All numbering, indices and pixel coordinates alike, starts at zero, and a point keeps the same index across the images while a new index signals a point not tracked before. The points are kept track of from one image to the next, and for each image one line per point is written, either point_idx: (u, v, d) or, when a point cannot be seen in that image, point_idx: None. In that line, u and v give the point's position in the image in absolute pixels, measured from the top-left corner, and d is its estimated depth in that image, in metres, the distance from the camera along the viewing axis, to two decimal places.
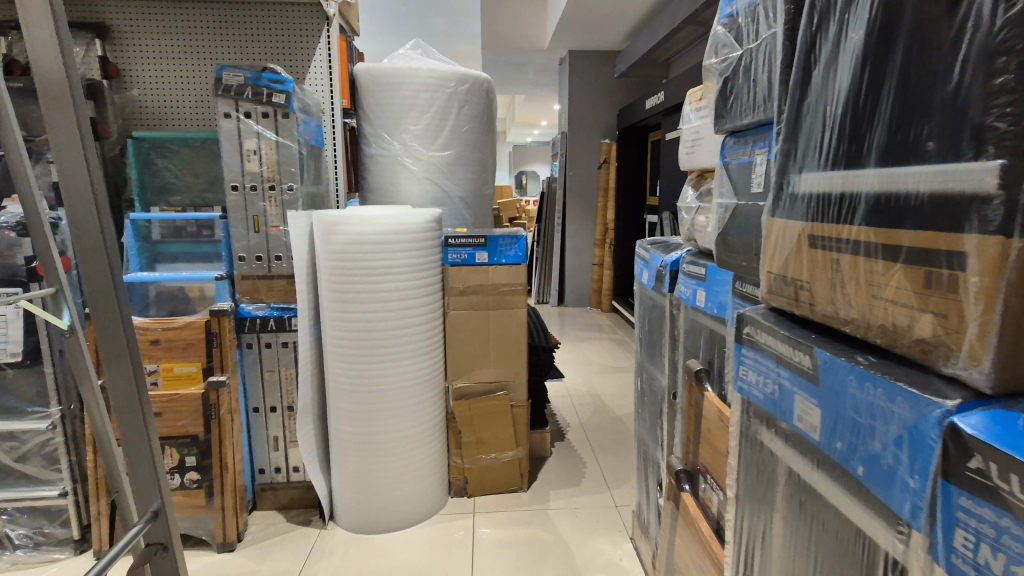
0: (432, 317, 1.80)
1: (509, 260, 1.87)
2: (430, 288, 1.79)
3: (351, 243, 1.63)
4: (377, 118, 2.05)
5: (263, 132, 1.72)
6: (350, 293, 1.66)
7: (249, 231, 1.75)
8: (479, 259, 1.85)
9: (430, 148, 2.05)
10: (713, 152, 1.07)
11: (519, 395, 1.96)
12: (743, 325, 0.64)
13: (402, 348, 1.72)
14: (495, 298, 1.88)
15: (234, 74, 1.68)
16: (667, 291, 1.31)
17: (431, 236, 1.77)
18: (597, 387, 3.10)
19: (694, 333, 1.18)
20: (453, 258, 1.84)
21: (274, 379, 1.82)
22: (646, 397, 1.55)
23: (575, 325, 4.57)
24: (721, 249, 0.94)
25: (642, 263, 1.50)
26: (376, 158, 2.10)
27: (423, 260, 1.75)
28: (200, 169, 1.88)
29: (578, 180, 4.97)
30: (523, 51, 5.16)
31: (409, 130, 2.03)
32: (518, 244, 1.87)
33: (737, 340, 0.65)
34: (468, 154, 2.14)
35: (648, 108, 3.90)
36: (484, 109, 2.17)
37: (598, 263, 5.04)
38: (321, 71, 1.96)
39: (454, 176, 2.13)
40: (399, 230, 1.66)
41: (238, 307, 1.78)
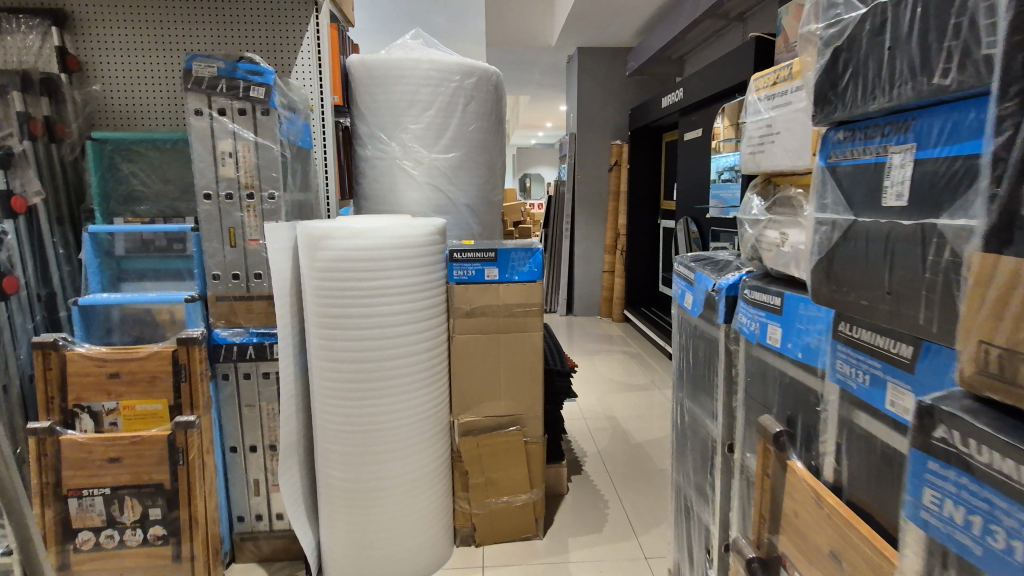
0: (435, 343, 1.56)
1: (522, 276, 1.64)
2: (433, 309, 1.55)
3: (342, 259, 1.40)
4: (373, 116, 1.82)
5: (240, 132, 1.49)
6: (340, 318, 1.43)
7: (224, 245, 1.52)
8: (489, 276, 1.62)
9: (432, 149, 1.82)
10: (795, 151, 0.84)
11: (535, 429, 1.72)
12: (936, 428, 0.45)
13: (401, 380, 1.48)
14: (506, 321, 1.65)
15: (205, 65, 1.45)
16: (721, 321, 1.08)
17: (433, 249, 1.53)
18: (614, 407, 2.85)
19: (764, 377, 0.94)
20: (459, 275, 1.61)
21: (254, 415, 1.59)
22: (688, 442, 1.31)
23: (585, 336, 4.33)
24: (819, 280, 0.70)
25: (684, 284, 1.27)
26: (371, 161, 1.87)
27: (425, 278, 1.51)
28: (172, 175, 1.64)
29: (588, 184, 4.74)
30: (529, 49, 4.94)
31: (409, 129, 1.80)
32: (533, 259, 1.64)
33: (919, 447, 0.47)
34: (475, 156, 1.91)
35: (665, 107, 3.66)
36: (493, 106, 1.94)
37: (609, 270, 4.79)
38: (310, 63, 1.74)
39: (460, 180, 1.90)
40: (396, 244, 1.43)
41: (212, 333, 1.55)
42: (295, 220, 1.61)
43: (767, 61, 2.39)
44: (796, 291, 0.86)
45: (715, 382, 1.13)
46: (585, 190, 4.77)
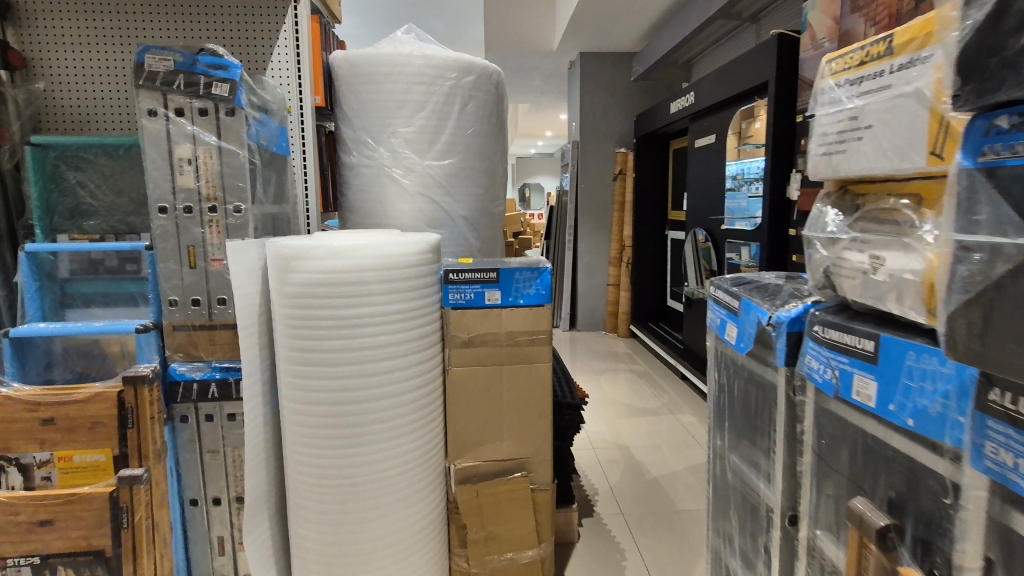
0: (428, 378, 1.35)
1: (528, 300, 1.42)
2: (426, 340, 1.34)
3: (318, 284, 1.19)
4: (359, 119, 1.62)
5: (200, 135, 1.28)
6: (316, 352, 1.22)
7: (182, 266, 1.31)
8: (490, 300, 1.41)
9: (425, 155, 1.62)
10: (896, 151, 0.64)
11: (543, 475, 1.49)
12: None
13: (387, 424, 1.27)
14: (510, 351, 1.43)
15: (160, 57, 1.25)
16: (778, 364, 0.87)
17: (425, 270, 1.32)
18: (624, 434, 2.64)
19: (847, 441, 0.73)
20: (455, 298, 1.40)
21: (218, 463, 1.37)
22: (730, 502, 1.10)
23: (589, 352, 4.12)
24: (959, 330, 0.49)
25: (723, 313, 1.07)
26: (357, 168, 1.66)
27: (416, 303, 1.30)
28: (126, 185, 1.44)
29: (591, 193, 4.56)
30: (529, 54, 4.77)
31: (399, 132, 1.60)
32: (540, 280, 1.42)
33: None
34: (473, 163, 1.71)
35: (674, 112, 3.48)
36: (493, 108, 1.74)
37: (613, 283, 4.59)
38: (286, 59, 1.55)
39: (457, 190, 1.69)
40: (381, 265, 1.22)
41: (168, 368, 1.34)
42: (266, 236, 1.41)
43: (790, 59, 2.20)
44: (898, 333, 0.65)
45: (770, 437, 0.91)
46: (588, 200, 4.58)
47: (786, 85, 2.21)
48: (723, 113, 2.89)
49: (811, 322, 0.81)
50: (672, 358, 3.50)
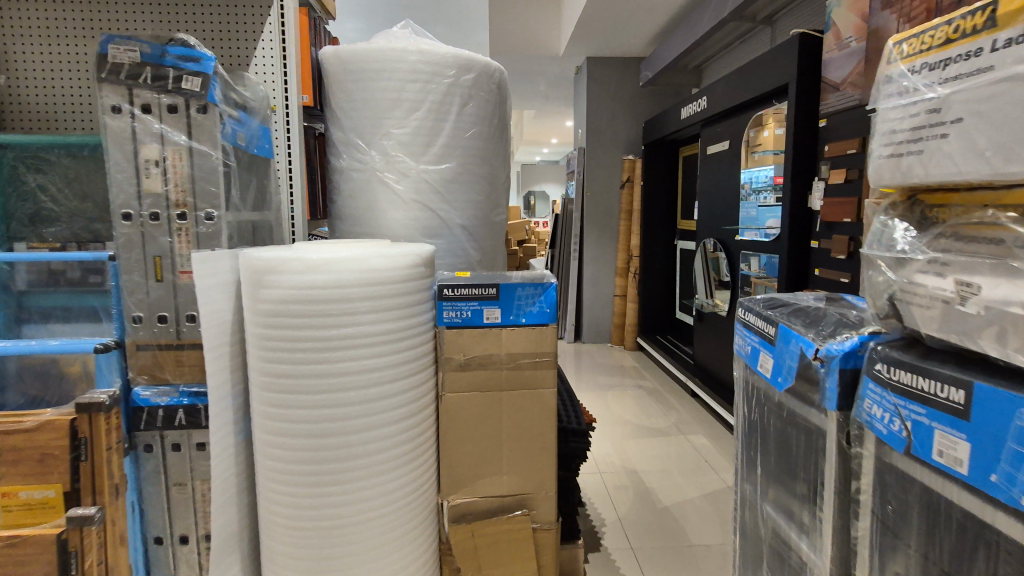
0: (418, 405, 1.22)
1: (531, 319, 1.29)
2: (416, 364, 1.20)
3: (293, 303, 1.06)
4: (349, 119, 1.50)
5: (169, 134, 1.16)
6: (291, 378, 1.08)
7: (148, 279, 1.19)
8: (489, 319, 1.28)
9: (420, 159, 1.49)
10: (993, 151, 0.50)
11: (546, 512, 1.34)
12: None
13: (371, 458, 1.14)
14: (510, 375, 1.29)
15: (124, 48, 1.12)
16: (828, 406, 0.73)
17: (417, 285, 1.19)
18: (633, 457, 2.49)
19: (923, 511, 0.59)
20: (449, 317, 1.27)
21: (185, 497, 1.24)
22: (762, 559, 0.95)
23: (595, 366, 3.97)
24: None
25: (754, 340, 0.94)
26: (347, 173, 1.53)
27: (405, 322, 1.16)
28: (90, 189, 1.31)
29: (597, 201, 4.44)
30: (533, 59, 4.66)
31: (392, 134, 1.47)
32: (544, 297, 1.29)
33: None
34: (472, 168, 1.58)
35: (685, 118, 3.35)
36: (494, 109, 1.62)
37: (620, 294, 4.45)
38: (271, 54, 1.43)
39: (455, 197, 1.56)
40: (365, 280, 1.08)
41: (131, 393, 1.21)
42: (241, 246, 1.28)
43: (812, 60, 2.07)
44: (997, 381, 0.52)
45: (816, 492, 0.77)
46: (594, 208, 4.45)
47: (807, 87, 2.08)
48: (737, 119, 2.76)
49: (871, 359, 0.67)
50: (682, 374, 3.35)
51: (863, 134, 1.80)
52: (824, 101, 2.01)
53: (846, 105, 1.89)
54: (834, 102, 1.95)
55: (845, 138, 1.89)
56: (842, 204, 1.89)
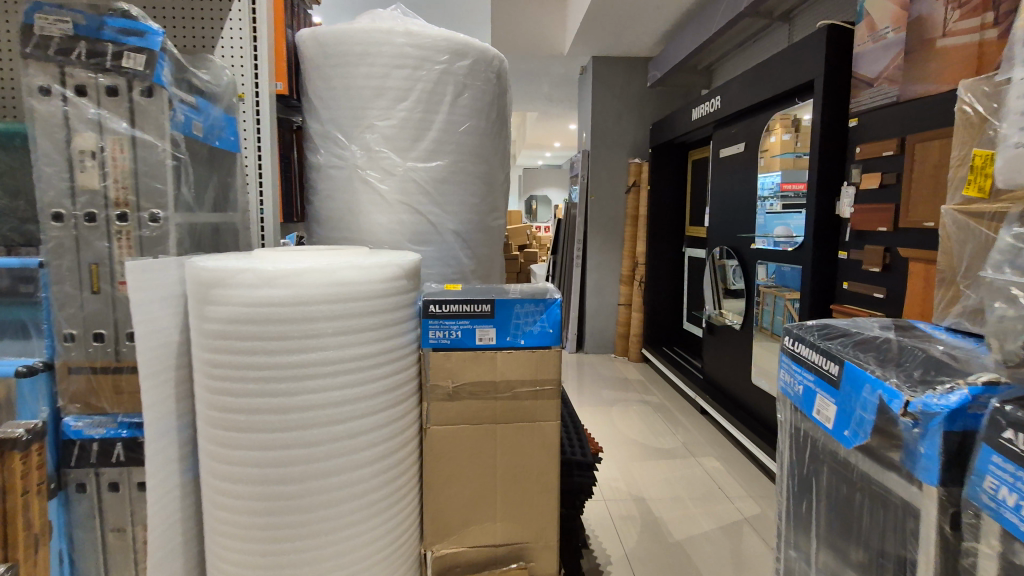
0: (398, 442, 1.03)
1: (531, 341, 1.11)
2: (396, 394, 1.02)
3: (245, 324, 0.88)
4: (327, 110, 1.33)
5: (107, 121, 0.98)
6: (243, 413, 0.91)
7: (82, 290, 1.00)
8: (482, 340, 1.10)
9: (406, 155, 1.31)
10: None
11: (546, 564, 1.16)
12: None
13: (338, 508, 0.96)
14: (506, 405, 1.11)
15: (54, 18, 0.94)
16: (922, 478, 0.55)
17: (397, 301, 1.01)
18: (641, 483, 2.30)
19: None
20: (436, 338, 1.08)
21: (124, 545, 1.06)
22: None
23: (598, 378, 3.79)
24: None
25: (807, 380, 0.76)
26: (325, 170, 1.36)
27: (383, 346, 0.98)
28: (23, 184, 1.13)
29: (601, 206, 4.27)
30: (537, 59, 4.50)
31: (376, 126, 1.30)
32: (547, 315, 1.11)
33: None
34: (466, 167, 1.40)
35: (696, 119, 3.18)
36: (492, 101, 1.44)
37: (625, 303, 4.27)
38: (240, 35, 1.27)
39: (447, 198, 1.38)
40: (332, 296, 0.90)
41: (60, 424, 1.02)
42: (193, 253, 1.10)
43: (840, 54, 1.90)
44: None
45: None
46: (598, 213, 4.29)
47: (835, 84, 1.90)
48: (753, 120, 2.59)
49: (994, 424, 0.50)
50: (691, 389, 3.17)
51: (901, 135, 1.63)
52: (855, 98, 1.84)
53: (880, 102, 1.72)
54: (865, 99, 1.78)
55: (880, 139, 1.72)
56: (876, 211, 1.71)
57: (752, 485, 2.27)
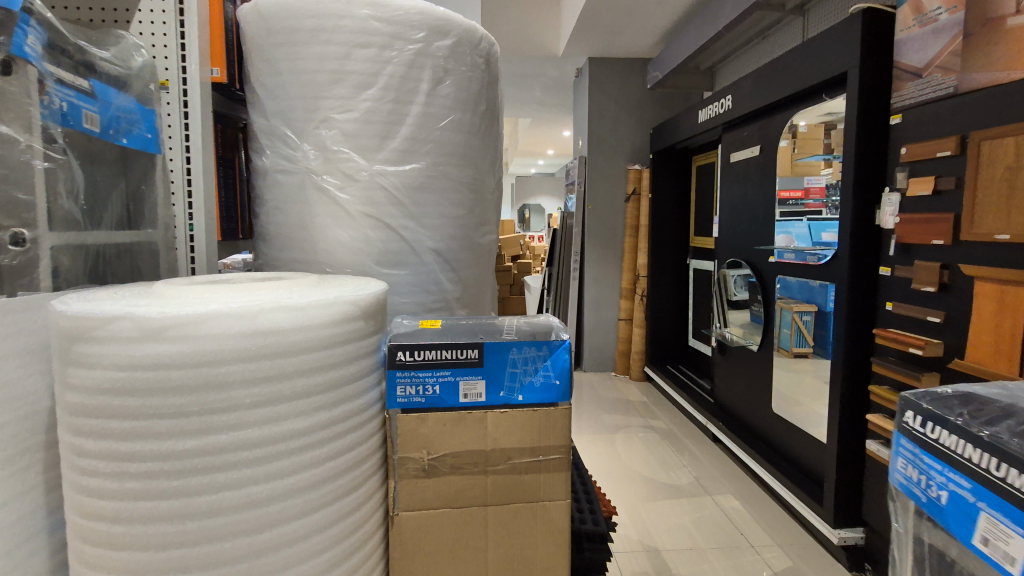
0: (352, 542, 0.76)
1: (530, 396, 0.84)
2: (349, 477, 0.75)
3: (120, 395, 0.61)
4: (273, 100, 1.06)
5: None
6: (120, 523, 0.63)
7: None
8: (468, 397, 0.83)
9: (373, 156, 1.05)
10: None
11: None
12: None
13: None
14: (500, 481, 0.84)
15: None
16: None
17: (350, 351, 0.74)
18: (653, 529, 2.04)
19: None
20: (404, 396, 0.81)
21: None
22: None
23: (599, 400, 3.53)
24: None
25: (956, 485, 0.51)
26: (272, 176, 1.09)
27: (329, 415, 0.71)
28: None
29: (599, 215, 4.03)
30: (530, 62, 4.28)
31: (334, 121, 1.03)
32: (552, 361, 0.84)
33: None
34: (448, 170, 1.14)
35: (702, 121, 2.95)
36: (479, 92, 1.19)
37: (625, 318, 4.02)
38: (163, 8, 1.02)
39: (424, 210, 1.11)
40: (250, 351, 0.64)
41: None
42: (74, 282, 0.85)
43: (877, 43, 1.67)
44: None
45: None
46: (596, 223, 4.05)
47: (872, 76, 1.67)
48: (768, 121, 2.35)
49: None
50: (701, 414, 2.91)
51: (961, 131, 1.40)
52: (897, 92, 1.61)
53: (931, 95, 1.49)
54: (912, 92, 1.55)
55: (933, 137, 1.48)
56: (931, 221, 1.47)
57: (778, 530, 2.01)
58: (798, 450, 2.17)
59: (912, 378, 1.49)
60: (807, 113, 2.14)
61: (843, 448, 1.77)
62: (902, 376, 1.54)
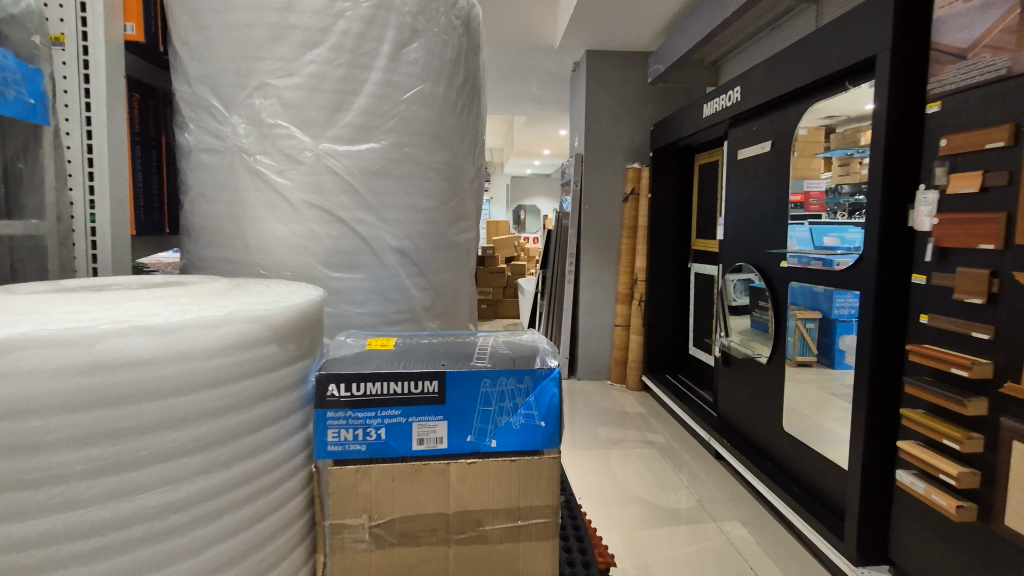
0: None
1: (507, 442, 0.64)
2: (256, 557, 0.55)
3: None
4: (197, 63, 0.86)
5: None
6: None
7: None
8: (424, 443, 0.62)
9: (320, 132, 0.85)
10: None
11: None
12: None
13: None
14: (466, 555, 0.64)
15: None
16: None
17: (260, 387, 0.54)
18: (652, 562, 1.84)
19: None
20: (337, 441, 0.61)
21: None
22: None
23: (594, 411, 3.33)
24: None
25: None
26: (197, 156, 0.88)
27: (222, 479, 0.51)
28: None
29: (596, 216, 3.84)
30: (525, 54, 4.08)
31: (270, 88, 0.83)
32: (537, 396, 0.64)
33: None
34: (416, 152, 0.93)
35: (707, 116, 2.76)
36: (455, 60, 0.98)
37: (622, 324, 3.83)
38: None
39: (385, 201, 0.91)
40: (93, 397, 0.43)
41: None
42: None
43: (911, 22, 1.48)
44: None
45: None
46: (592, 224, 3.85)
47: (906, 60, 1.48)
48: (781, 114, 2.16)
49: None
50: (704, 430, 2.72)
51: (1016, 119, 1.21)
52: (934, 77, 1.41)
53: (977, 80, 1.29)
54: (953, 76, 1.36)
55: (981, 126, 1.29)
56: (978, 223, 1.28)
57: (790, 563, 1.82)
58: (814, 475, 1.97)
59: (955, 402, 1.30)
60: (811, 115, 2.05)
61: (867, 476, 1.58)
62: (940, 400, 1.35)
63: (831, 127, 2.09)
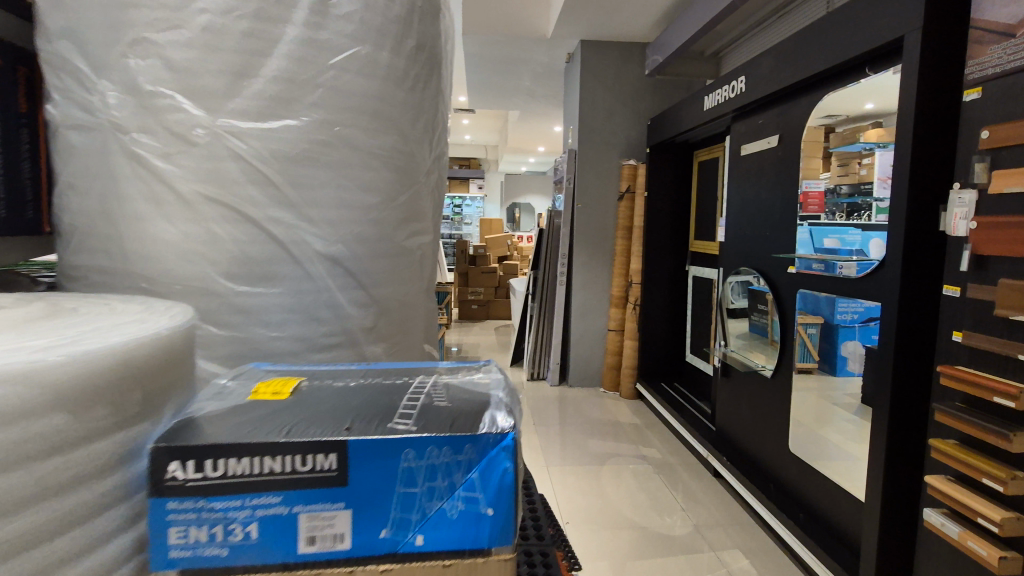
0: None
1: (439, 538, 0.45)
2: None
3: None
4: (58, 12, 0.66)
5: None
6: None
7: None
8: (315, 544, 0.43)
9: (217, 105, 0.65)
10: None
11: None
12: None
13: None
14: None
15: None
16: None
17: (15, 490, 0.34)
18: None
19: None
20: (184, 543, 0.42)
21: None
22: None
23: (585, 421, 3.15)
24: None
25: None
26: (63, 134, 0.68)
27: None
28: None
29: (589, 215, 3.66)
30: (517, 45, 3.89)
31: (150, 45, 0.63)
32: (482, 472, 0.45)
33: None
34: (353, 134, 0.74)
35: (708, 109, 2.58)
36: (405, 20, 0.79)
37: (616, 328, 3.64)
38: None
39: (311, 196, 0.71)
40: None
41: None
42: None
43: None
44: None
45: None
46: (585, 223, 3.66)
47: (939, 41, 1.30)
48: (791, 106, 1.98)
49: None
50: (701, 446, 2.54)
51: None
52: (973, 60, 1.23)
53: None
54: (995, 58, 1.17)
55: None
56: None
57: None
58: (823, 504, 1.80)
59: (998, 436, 1.12)
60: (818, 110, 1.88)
61: (887, 511, 1.40)
62: (977, 431, 1.17)
63: (831, 128, 1.89)
